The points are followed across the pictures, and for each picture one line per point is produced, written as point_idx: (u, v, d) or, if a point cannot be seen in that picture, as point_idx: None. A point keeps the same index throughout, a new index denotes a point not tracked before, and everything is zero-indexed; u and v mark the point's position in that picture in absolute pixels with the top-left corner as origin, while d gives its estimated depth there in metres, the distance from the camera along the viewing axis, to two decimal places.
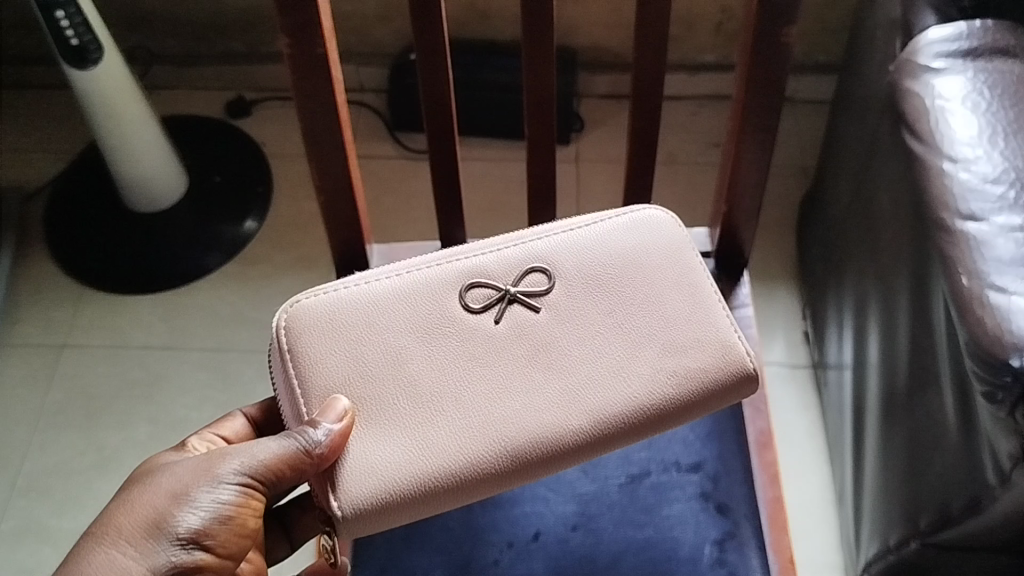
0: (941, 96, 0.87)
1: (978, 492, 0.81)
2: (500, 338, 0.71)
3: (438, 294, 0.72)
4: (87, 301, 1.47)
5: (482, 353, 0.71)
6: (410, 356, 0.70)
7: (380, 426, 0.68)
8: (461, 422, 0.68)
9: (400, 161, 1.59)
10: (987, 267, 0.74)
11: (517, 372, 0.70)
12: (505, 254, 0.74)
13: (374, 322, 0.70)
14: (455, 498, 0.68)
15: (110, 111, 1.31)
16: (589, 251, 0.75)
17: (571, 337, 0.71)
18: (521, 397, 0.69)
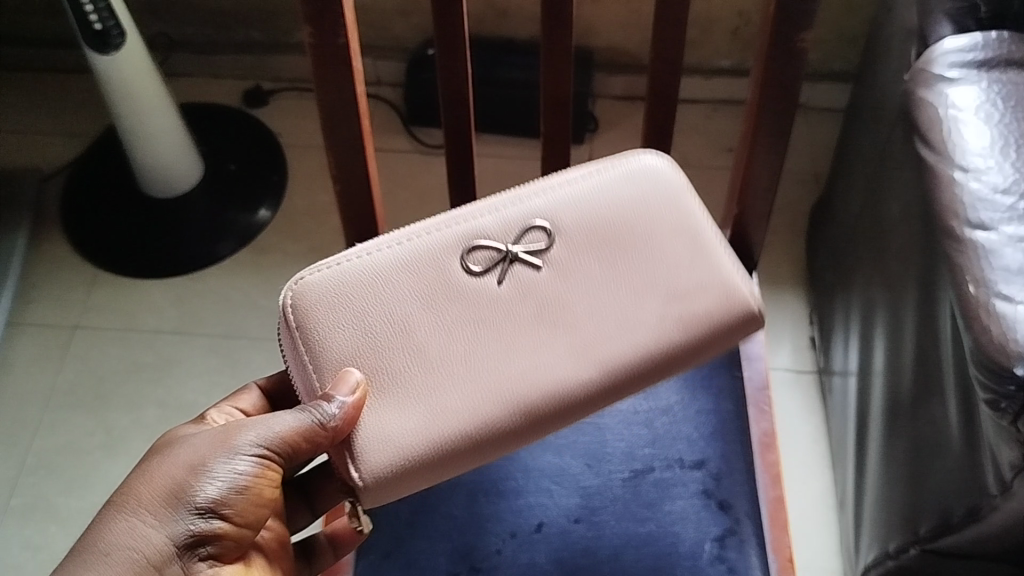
0: (954, 106, 0.87)
1: (978, 500, 0.82)
2: (507, 299, 0.72)
3: (441, 259, 0.72)
4: (101, 284, 1.48)
5: (492, 315, 0.72)
6: (419, 323, 0.71)
7: (394, 396, 0.69)
8: (471, 382, 0.70)
9: (416, 155, 1.60)
10: (994, 276, 0.75)
11: (525, 329, 0.71)
12: (504, 214, 0.74)
13: (377, 293, 0.71)
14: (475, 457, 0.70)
15: (130, 96, 1.32)
16: (588, 206, 0.75)
17: (579, 297, 0.72)
18: (533, 356, 0.71)
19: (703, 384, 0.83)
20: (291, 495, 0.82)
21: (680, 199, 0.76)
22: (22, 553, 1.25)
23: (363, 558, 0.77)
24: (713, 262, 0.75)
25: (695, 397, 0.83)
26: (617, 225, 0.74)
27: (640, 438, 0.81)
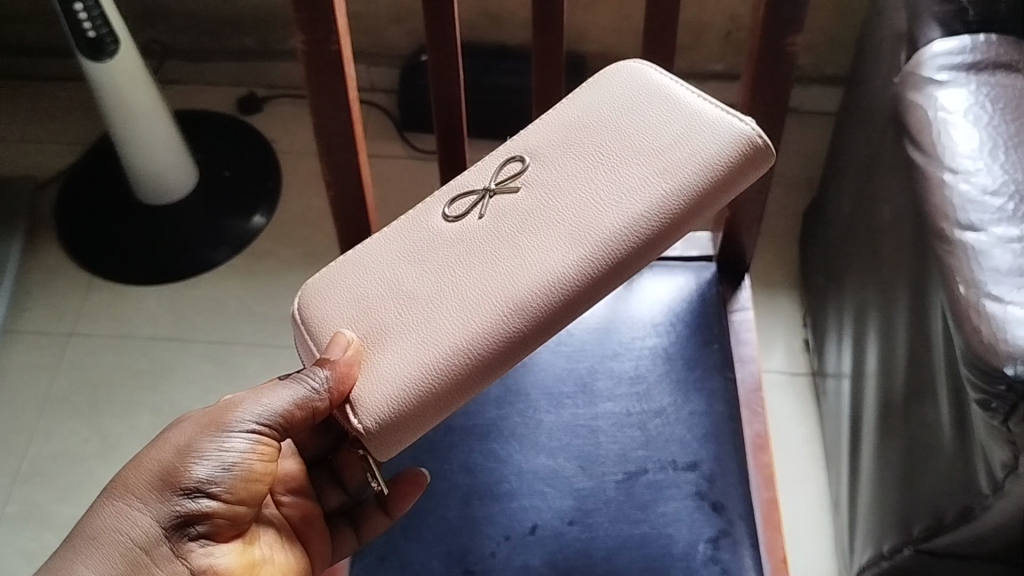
0: (944, 108, 0.88)
1: (971, 499, 0.83)
2: (491, 225, 0.71)
3: (426, 219, 0.74)
4: (96, 291, 1.48)
5: (479, 241, 0.71)
6: (410, 273, 0.71)
7: (388, 341, 0.68)
8: (462, 302, 0.68)
9: (409, 161, 1.61)
10: (984, 277, 0.75)
11: (509, 239, 0.70)
12: (483, 165, 0.75)
13: (367, 263, 0.72)
14: (481, 366, 0.66)
15: (124, 104, 1.32)
16: (560, 125, 0.74)
17: (567, 199, 0.70)
18: (525, 260, 0.68)
19: (696, 385, 0.83)
20: (317, 471, 0.77)
21: (649, 87, 0.74)
22: (18, 561, 1.25)
23: (359, 561, 0.77)
24: (698, 119, 0.70)
25: (688, 399, 0.82)
26: (591, 127, 0.73)
27: (633, 440, 0.80)
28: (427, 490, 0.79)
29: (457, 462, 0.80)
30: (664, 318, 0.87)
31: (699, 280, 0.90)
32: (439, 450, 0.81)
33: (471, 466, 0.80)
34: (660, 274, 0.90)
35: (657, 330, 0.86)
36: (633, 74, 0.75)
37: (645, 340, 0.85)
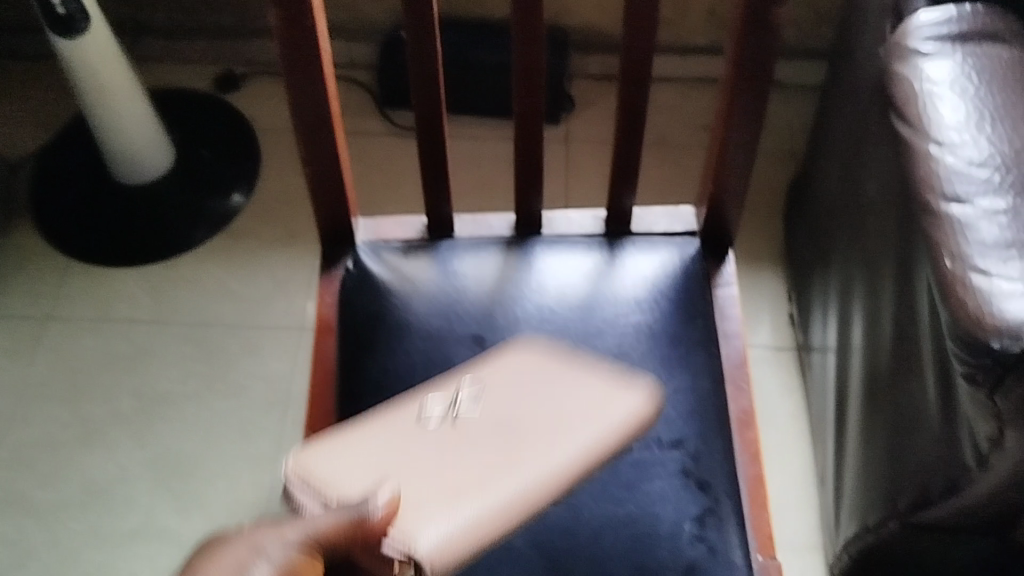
0: (930, 79, 0.87)
1: (956, 474, 0.83)
2: (498, 396, 0.67)
3: (411, 410, 0.67)
4: (73, 273, 1.45)
5: (491, 410, 0.66)
6: (414, 432, 0.65)
7: (402, 476, 0.61)
8: (498, 470, 0.62)
9: (390, 138, 1.58)
10: (971, 249, 0.74)
11: (523, 416, 0.65)
12: (438, 381, 0.68)
13: (361, 447, 0.64)
14: (513, 518, 0.59)
15: (98, 84, 1.30)
16: (517, 362, 0.70)
17: (583, 390, 0.68)
18: (550, 428, 0.65)
19: (680, 362, 0.82)
20: None
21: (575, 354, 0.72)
22: None
23: None
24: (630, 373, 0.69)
25: (672, 375, 0.81)
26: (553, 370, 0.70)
27: None
28: None
29: None
30: (647, 295, 0.85)
31: (683, 256, 0.88)
32: None
33: None
34: (642, 251, 0.89)
35: (640, 307, 0.84)
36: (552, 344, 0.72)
37: (628, 317, 0.84)
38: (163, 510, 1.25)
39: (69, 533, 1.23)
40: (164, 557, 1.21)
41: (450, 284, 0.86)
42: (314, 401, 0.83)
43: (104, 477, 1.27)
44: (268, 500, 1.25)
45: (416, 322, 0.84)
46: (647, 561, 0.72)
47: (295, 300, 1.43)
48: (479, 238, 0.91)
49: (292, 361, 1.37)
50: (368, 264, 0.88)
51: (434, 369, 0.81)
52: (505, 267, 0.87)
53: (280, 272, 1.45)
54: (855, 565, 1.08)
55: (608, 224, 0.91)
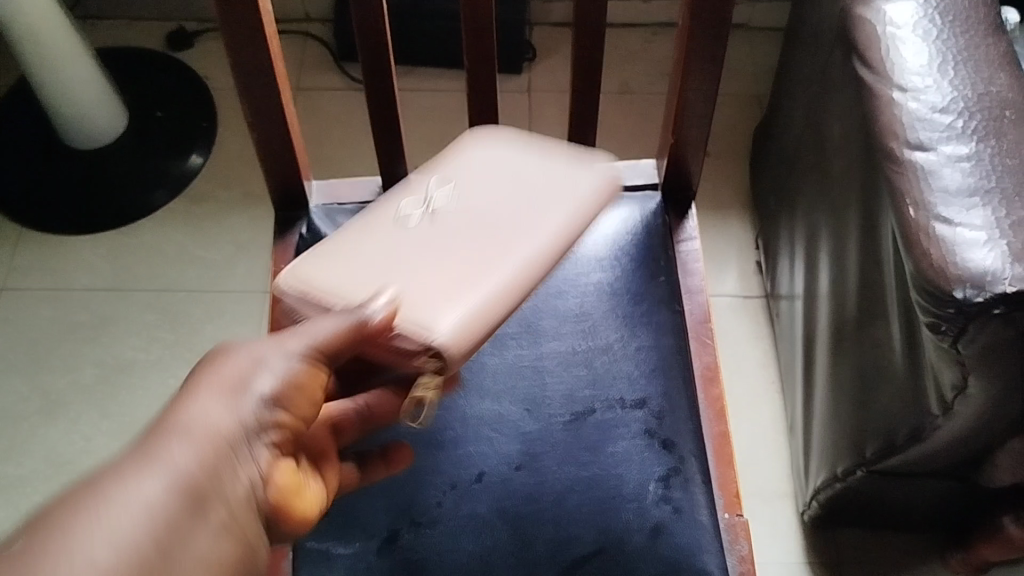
0: (892, 24, 0.85)
1: (920, 421, 0.84)
2: (471, 168, 0.72)
3: (384, 221, 0.70)
4: (27, 242, 1.41)
5: (467, 205, 0.70)
6: (404, 222, 0.69)
7: (431, 294, 0.62)
8: (488, 256, 0.66)
9: (348, 92, 1.54)
10: (934, 198, 0.73)
11: (492, 209, 0.69)
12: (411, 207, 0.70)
13: (355, 257, 0.67)
14: (503, 297, 0.63)
15: (37, 46, 1.24)
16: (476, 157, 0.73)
17: (537, 209, 0.69)
18: (513, 206, 0.69)
19: (643, 319, 0.80)
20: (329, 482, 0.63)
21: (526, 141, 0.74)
22: None
23: None
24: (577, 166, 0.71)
25: (635, 333, 0.80)
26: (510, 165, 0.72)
27: (579, 380, 0.77)
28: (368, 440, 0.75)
29: None
30: (608, 252, 0.84)
31: (643, 211, 0.87)
32: None
33: None
34: None
35: (601, 265, 0.83)
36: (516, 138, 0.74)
37: (589, 275, 0.82)
38: None
39: (36, 507, 1.21)
40: None
41: None
42: None
43: (69, 449, 1.25)
44: None
45: None
46: (612, 524, 0.72)
47: (257, 263, 1.40)
48: None
49: (256, 324, 1.34)
50: (323, 230, 0.86)
51: None
52: None
53: (240, 234, 1.42)
54: (824, 510, 1.10)
55: None
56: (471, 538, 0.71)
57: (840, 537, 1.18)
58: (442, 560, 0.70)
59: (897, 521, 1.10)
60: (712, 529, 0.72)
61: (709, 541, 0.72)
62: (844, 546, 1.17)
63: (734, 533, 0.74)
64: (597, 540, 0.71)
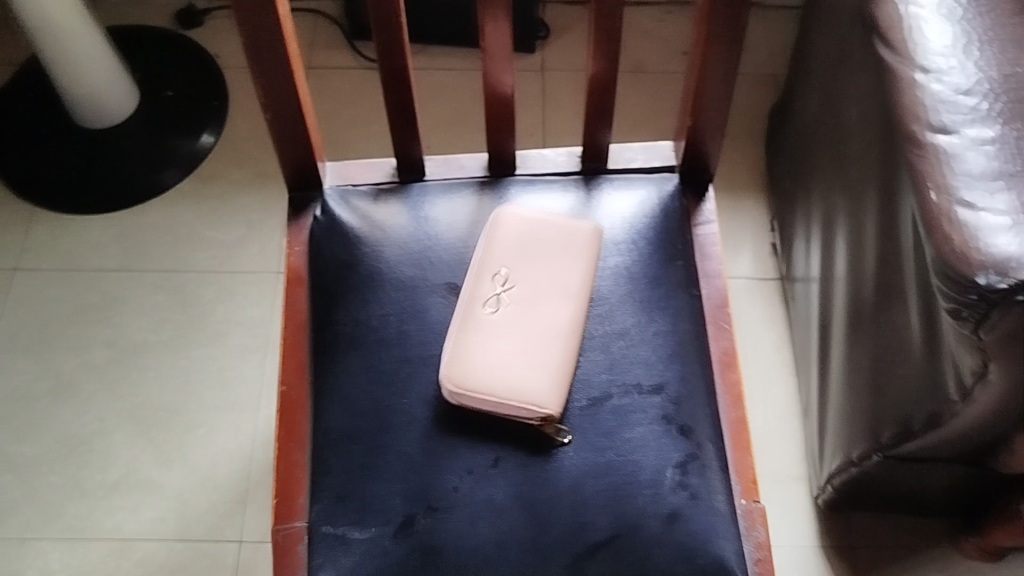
0: (915, 3, 0.84)
1: (938, 406, 0.83)
2: (505, 244, 0.77)
3: (469, 310, 0.75)
4: (38, 222, 1.41)
5: (527, 281, 0.76)
6: (485, 307, 0.74)
7: (543, 372, 0.72)
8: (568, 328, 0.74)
9: (359, 71, 1.53)
10: (957, 182, 0.72)
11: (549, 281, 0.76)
12: (475, 290, 0.75)
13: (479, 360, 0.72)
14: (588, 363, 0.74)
15: (48, 25, 1.23)
16: (507, 235, 0.78)
17: (575, 278, 0.76)
18: (562, 274, 0.76)
19: (660, 304, 0.79)
20: None
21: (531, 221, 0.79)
22: None
23: (318, 502, 0.74)
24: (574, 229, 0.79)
25: (652, 318, 0.79)
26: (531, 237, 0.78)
27: (597, 364, 0.76)
28: (385, 425, 0.75)
29: (415, 396, 0.75)
30: (625, 235, 0.83)
31: (661, 193, 0.86)
32: (396, 382, 0.76)
33: (431, 398, 0.75)
34: (619, 189, 0.86)
35: (618, 249, 0.82)
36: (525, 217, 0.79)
37: (606, 259, 0.81)
38: (145, 461, 1.23)
39: (51, 487, 1.21)
40: (149, 508, 1.20)
41: (422, 231, 0.83)
42: (286, 351, 0.81)
43: (83, 429, 1.25)
44: (251, 447, 1.24)
45: (388, 271, 0.81)
46: (628, 510, 0.71)
47: (269, 243, 1.39)
48: (450, 181, 0.88)
49: (269, 305, 1.34)
50: (336, 211, 0.85)
51: (408, 319, 0.79)
52: (479, 210, 0.85)
53: (251, 214, 1.42)
54: (839, 495, 1.10)
55: (584, 161, 0.88)
56: (487, 524, 0.71)
57: (854, 520, 1.17)
58: (459, 545, 0.71)
59: (912, 505, 1.10)
60: (728, 515, 0.73)
61: (725, 528, 0.72)
62: (858, 530, 1.17)
63: (750, 519, 0.75)
64: (613, 526, 0.71)
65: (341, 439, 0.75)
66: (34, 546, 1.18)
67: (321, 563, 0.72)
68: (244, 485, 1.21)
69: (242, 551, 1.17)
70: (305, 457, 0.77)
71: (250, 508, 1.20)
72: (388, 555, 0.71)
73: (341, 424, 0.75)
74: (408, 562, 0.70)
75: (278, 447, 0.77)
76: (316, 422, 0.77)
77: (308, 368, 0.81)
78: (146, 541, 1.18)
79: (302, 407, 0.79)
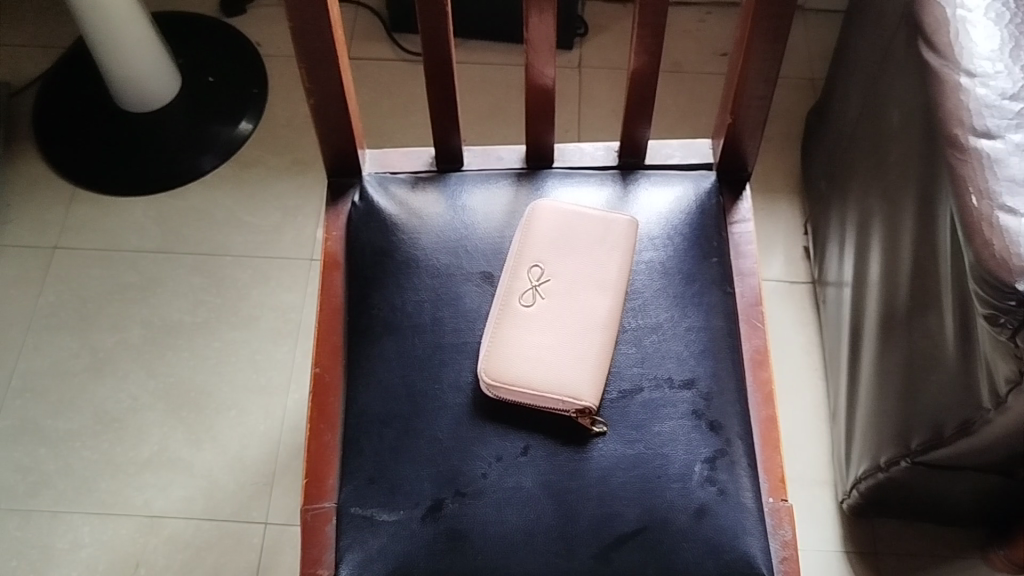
0: (963, 6, 0.83)
1: (971, 414, 0.82)
2: (541, 237, 0.78)
3: (506, 302, 0.75)
4: (79, 202, 1.43)
5: (564, 275, 0.76)
6: (521, 299, 0.75)
7: (578, 364, 0.72)
8: (605, 322, 0.75)
9: (398, 63, 1.54)
10: (999, 187, 0.71)
11: (586, 275, 0.76)
12: (512, 284, 0.76)
13: (517, 355, 0.73)
14: None
15: (97, 9, 1.26)
16: (544, 229, 0.78)
17: (612, 273, 0.77)
18: (598, 268, 0.77)
19: (693, 300, 0.80)
20: None
21: (569, 215, 0.79)
22: (13, 476, 1.22)
23: (348, 483, 0.75)
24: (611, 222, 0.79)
25: (686, 314, 0.79)
26: (568, 230, 0.78)
27: (629, 357, 0.77)
28: (417, 409, 0.75)
29: (447, 382, 0.76)
30: (661, 231, 0.83)
31: (698, 190, 0.86)
32: (429, 368, 0.77)
33: (463, 384, 0.76)
34: (656, 185, 0.86)
35: (654, 244, 0.82)
36: (563, 210, 0.79)
37: (641, 253, 0.81)
38: (176, 440, 1.25)
39: (83, 462, 1.23)
40: (178, 486, 1.22)
41: (458, 219, 0.84)
42: (321, 334, 0.82)
43: (117, 406, 1.27)
44: (280, 431, 1.25)
45: (424, 258, 0.82)
46: (656, 503, 0.72)
47: (304, 230, 1.41)
48: (488, 171, 0.88)
49: (302, 291, 1.36)
50: (375, 197, 0.86)
51: (442, 306, 0.79)
52: (516, 201, 0.85)
53: (287, 202, 1.43)
54: (865, 500, 1.09)
55: (622, 157, 0.88)
56: (515, 511, 0.72)
57: (879, 527, 1.17)
58: (486, 531, 0.71)
59: (939, 514, 1.09)
60: (756, 512, 0.73)
61: (753, 524, 0.72)
62: (883, 537, 1.16)
63: (777, 517, 0.75)
64: (641, 518, 0.71)
65: (374, 423, 0.76)
66: (66, 519, 1.20)
67: (349, 543, 0.73)
68: (272, 467, 1.23)
69: (267, 532, 1.19)
70: (337, 439, 0.78)
71: (277, 490, 1.21)
72: (415, 538, 0.72)
73: (373, 407, 0.76)
74: (436, 545, 0.71)
75: (310, 428, 0.78)
76: (348, 404, 0.78)
77: (343, 351, 0.82)
78: (174, 519, 1.20)
79: (335, 389, 0.80)
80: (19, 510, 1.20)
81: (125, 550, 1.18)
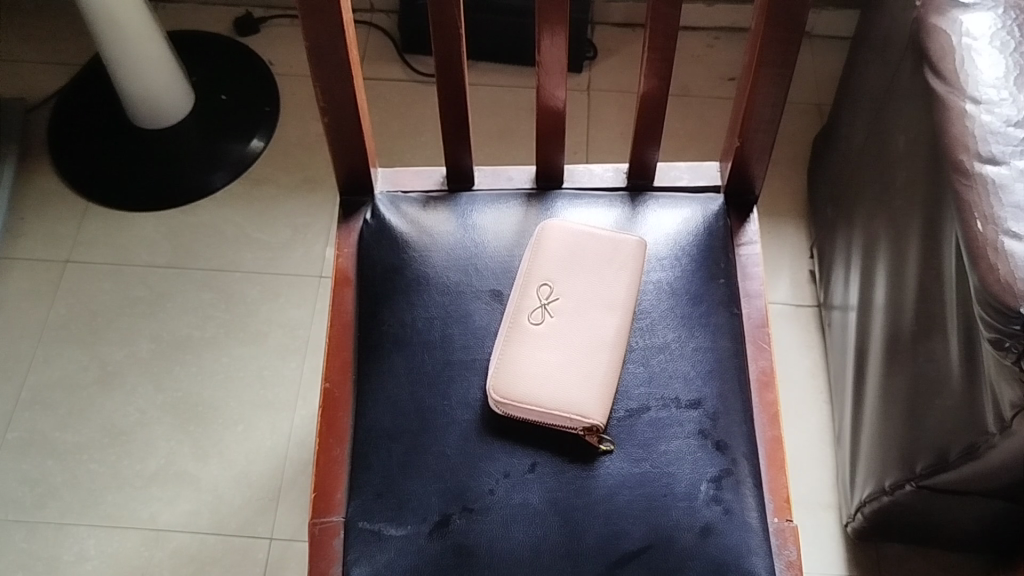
0: (969, 35, 0.85)
1: (976, 437, 0.83)
2: (551, 256, 0.79)
3: (515, 320, 0.76)
4: (92, 216, 1.44)
5: (572, 292, 0.77)
6: (531, 317, 0.76)
7: (585, 383, 0.73)
8: (612, 339, 0.75)
9: (409, 84, 1.56)
10: (1004, 213, 0.72)
11: (594, 295, 0.77)
12: (523, 303, 0.77)
13: (525, 372, 0.73)
14: None
15: (113, 25, 1.27)
16: (552, 251, 0.79)
17: (619, 290, 0.78)
18: (605, 288, 0.78)
19: (700, 321, 0.80)
20: None
21: (577, 237, 0.80)
22: (20, 488, 1.23)
23: (356, 497, 0.75)
24: (618, 243, 0.80)
25: (692, 334, 0.80)
26: (576, 251, 0.79)
27: (636, 377, 0.77)
28: (426, 426, 0.76)
29: (456, 399, 0.77)
30: (668, 251, 0.84)
31: (706, 212, 0.87)
32: (438, 385, 0.78)
33: (471, 401, 0.77)
34: (665, 206, 0.87)
35: (661, 265, 0.83)
36: (573, 232, 0.80)
37: (649, 274, 0.82)
38: (183, 454, 1.26)
39: (91, 475, 1.24)
40: (183, 501, 1.22)
41: (469, 238, 0.85)
42: (331, 350, 0.83)
43: (124, 420, 1.28)
44: (287, 446, 1.26)
45: (434, 276, 0.83)
46: (661, 521, 0.72)
47: (313, 247, 1.42)
48: (499, 191, 0.89)
49: (311, 308, 1.37)
50: (386, 215, 0.87)
51: (452, 323, 0.80)
52: (525, 221, 0.86)
53: (296, 219, 1.45)
54: (869, 524, 1.09)
55: (631, 178, 0.89)
56: (522, 527, 0.72)
57: (883, 551, 1.17)
58: (493, 546, 0.72)
59: (943, 539, 1.09)
60: (760, 532, 0.74)
61: (757, 544, 0.73)
62: (888, 561, 1.16)
63: (781, 537, 0.75)
64: (646, 536, 0.72)
65: (382, 438, 0.76)
66: (72, 531, 1.20)
67: (356, 557, 0.73)
68: (277, 483, 1.23)
69: (272, 547, 1.19)
70: (344, 453, 0.78)
71: (282, 505, 1.22)
72: (422, 553, 0.72)
73: (381, 423, 0.77)
74: (442, 560, 0.72)
75: (319, 443, 0.79)
76: (358, 419, 0.79)
77: (353, 366, 0.82)
78: (179, 533, 1.20)
79: (344, 404, 0.81)
80: (25, 521, 1.21)
81: (129, 564, 1.18)
